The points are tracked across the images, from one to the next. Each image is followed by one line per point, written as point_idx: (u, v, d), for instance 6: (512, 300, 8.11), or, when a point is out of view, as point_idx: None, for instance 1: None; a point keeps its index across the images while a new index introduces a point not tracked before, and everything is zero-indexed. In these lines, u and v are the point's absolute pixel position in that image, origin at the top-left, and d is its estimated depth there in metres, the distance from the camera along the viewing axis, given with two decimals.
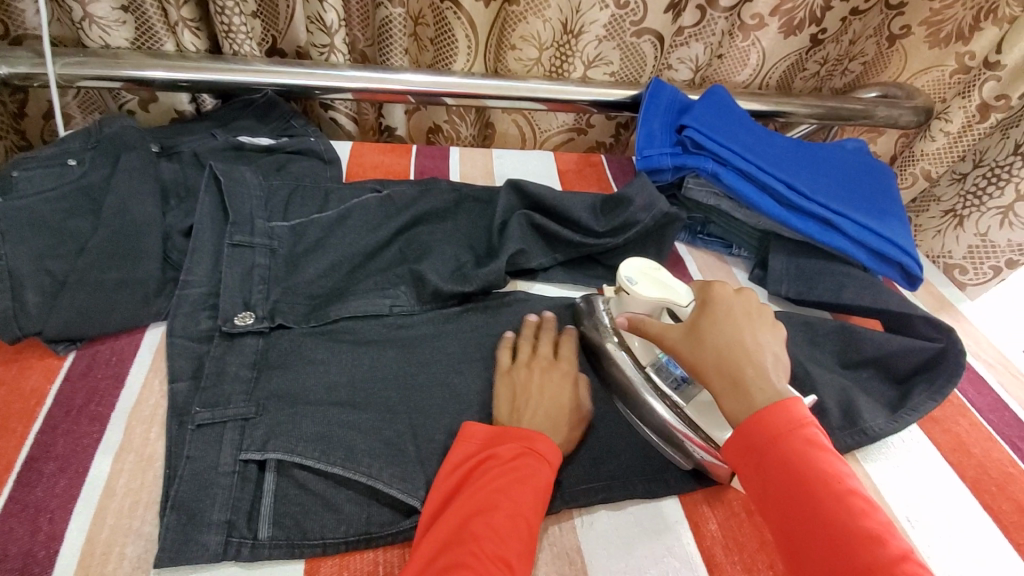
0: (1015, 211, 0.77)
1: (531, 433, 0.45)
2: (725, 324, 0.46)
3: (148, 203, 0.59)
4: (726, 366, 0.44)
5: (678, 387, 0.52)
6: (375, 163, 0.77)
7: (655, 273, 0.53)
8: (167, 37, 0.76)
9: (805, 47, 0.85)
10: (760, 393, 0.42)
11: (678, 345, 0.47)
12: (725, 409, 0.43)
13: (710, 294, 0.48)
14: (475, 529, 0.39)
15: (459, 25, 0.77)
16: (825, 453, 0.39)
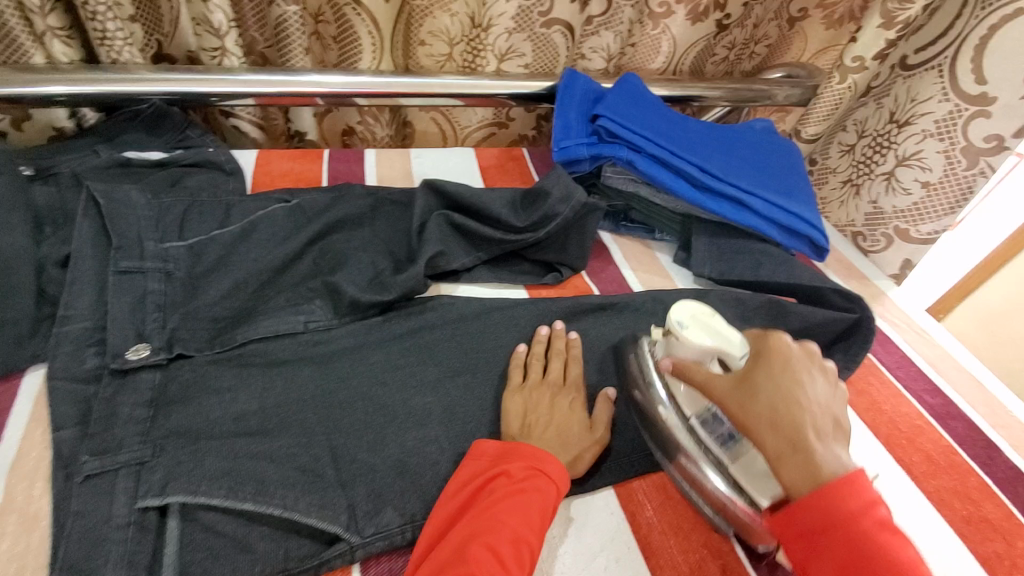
0: (897, 176, 0.79)
1: (542, 453, 0.44)
2: (783, 377, 0.43)
3: (17, 233, 0.52)
4: (781, 426, 0.41)
5: (724, 445, 0.47)
6: (284, 171, 0.73)
7: (709, 320, 0.49)
8: (34, 48, 0.69)
9: (712, 33, 0.87)
10: (824, 460, 0.39)
11: (729, 398, 0.44)
12: (780, 475, 0.40)
13: (768, 346, 0.45)
14: (475, 551, 0.38)
15: (360, 22, 0.74)
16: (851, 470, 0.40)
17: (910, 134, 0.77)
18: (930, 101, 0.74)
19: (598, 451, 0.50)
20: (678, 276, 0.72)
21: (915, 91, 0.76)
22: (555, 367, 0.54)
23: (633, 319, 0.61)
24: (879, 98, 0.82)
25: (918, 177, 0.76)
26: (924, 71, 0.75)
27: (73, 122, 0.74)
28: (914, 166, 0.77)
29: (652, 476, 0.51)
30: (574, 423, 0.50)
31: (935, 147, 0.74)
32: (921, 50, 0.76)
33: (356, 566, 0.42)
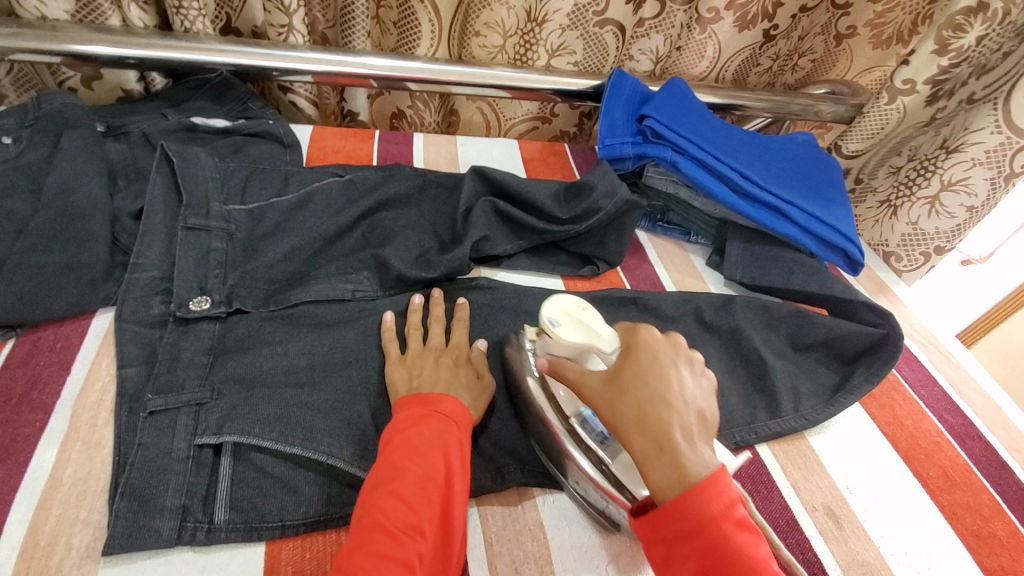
0: (942, 201, 0.80)
1: (435, 395, 0.46)
2: (651, 374, 0.42)
3: (95, 183, 0.56)
4: (648, 424, 0.39)
5: (603, 441, 0.46)
6: (337, 148, 0.76)
7: (579, 314, 0.48)
8: (112, 11, 0.72)
9: (759, 42, 0.88)
10: (690, 462, 0.37)
11: (599, 396, 0.43)
12: (649, 476, 0.38)
13: (637, 339, 0.44)
14: (381, 498, 0.39)
15: (422, 9, 0.76)
16: (752, 532, 0.36)
17: (957, 161, 0.77)
18: (982, 131, 0.74)
19: (489, 394, 0.50)
20: (710, 279, 0.73)
21: (970, 120, 0.77)
22: (437, 332, 0.54)
23: (663, 316, 0.63)
24: (936, 125, 0.83)
25: (963, 202, 0.78)
26: (982, 104, 0.76)
27: (140, 85, 0.78)
28: (959, 192, 0.78)
29: None
30: (461, 373, 0.50)
31: (982, 175, 0.76)
32: (986, 84, 0.77)
33: None
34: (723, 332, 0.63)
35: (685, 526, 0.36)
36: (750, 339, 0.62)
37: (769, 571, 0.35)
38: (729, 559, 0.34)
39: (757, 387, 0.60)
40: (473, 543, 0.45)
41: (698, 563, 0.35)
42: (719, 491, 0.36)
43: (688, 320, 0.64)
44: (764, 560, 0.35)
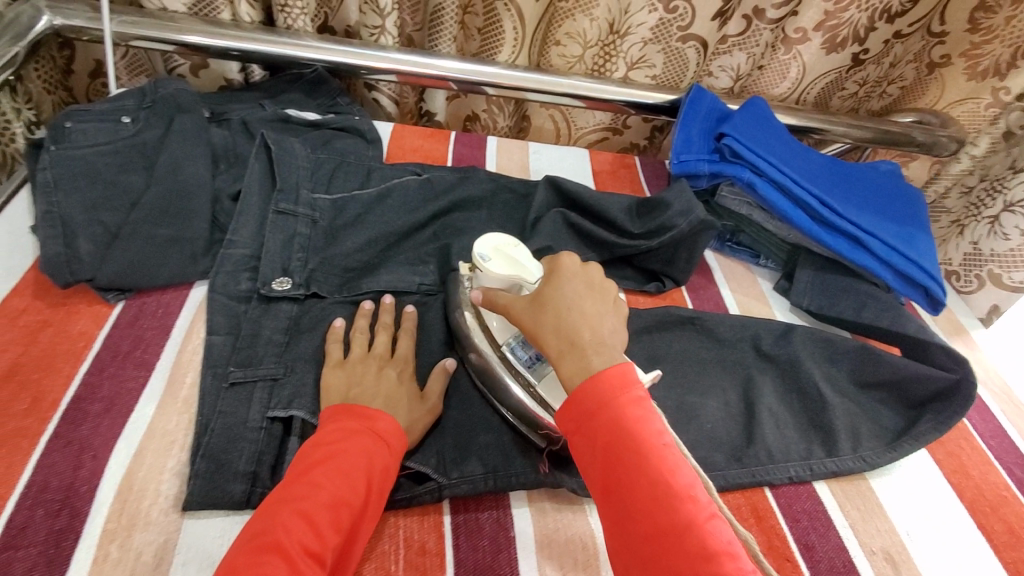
0: (1000, 221, 0.79)
1: (374, 412, 0.45)
2: (567, 288, 0.46)
3: (200, 165, 0.60)
4: (562, 327, 0.44)
5: (531, 367, 0.50)
6: (415, 147, 0.79)
7: (508, 250, 0.53)
8: (225, 6, 0.78)
9: (846, 66, 0.86)
10: (595, 356, 0.42)
11: (522, 312, 0.47)
12: (561, 370, 0.42)
13: (558, 265, 0.48)
14: (288, 515, 0.38)
15: (508, 16, 0.78)
16: (644, 408, 0.39)
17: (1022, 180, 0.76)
18: None
19: (429, 413, 0.49)
20: (775, 303, 0.70)
21: None
22: (402, 344, 0.53)
23: (720, 340, 0.61)
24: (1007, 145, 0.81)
25: (1019, 223, 0.76)
26: None
27: (240, 76, 0.83)
28: (1017, 213, 0.77)
29: (729, 496, 0.52)
30: (404, 391, 0.49)
31: None
32: None
33: (444, 508, 0.47)
34: (780, 363, 0.61)
35: (588, 409, 0.39)
36: (810, 373, 0.59)
37: (658, 441, 0.38)
38: (623, 436, 0.38)
39: (816, 423, 0.58)
40: (522, 538, 0.46)
41: (598, 442, 0.38)
42: (609, 377, 0.40)
43: (746, 346, 0.62)
44: (657, 440, 0.38)
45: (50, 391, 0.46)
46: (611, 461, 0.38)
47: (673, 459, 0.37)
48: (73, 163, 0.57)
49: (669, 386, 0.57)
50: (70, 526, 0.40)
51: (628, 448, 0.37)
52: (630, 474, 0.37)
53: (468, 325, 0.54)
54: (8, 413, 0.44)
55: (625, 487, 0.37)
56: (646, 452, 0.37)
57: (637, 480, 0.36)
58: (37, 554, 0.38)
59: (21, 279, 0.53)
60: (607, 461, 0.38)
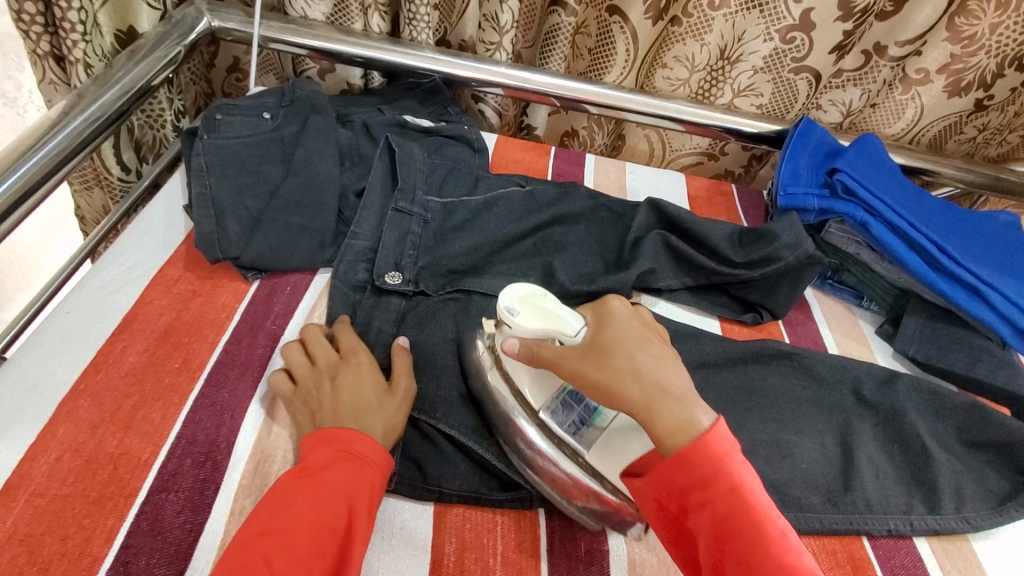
0: None
1: (346, 434, 0.44)
2: (631, 337, 0.43)
3: (330, 161, 0.65)
4: (645, 379, 0.40)
5: (576, 432, 0.48)
6: (517, 159, 0.82)
7: (539, 301, 0.48)
8: (358, 17, 0.84)
9: (967, 111, 0.82)
10: (691, 406, 0.39)
11: (582, 365, 0.43)
12: (658, 427, 0.39)
13: (608, 310, 0.46)
14: (267, 552, 0.38)
15: (622, 38, 0.80)
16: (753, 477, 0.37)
17: None
18: None
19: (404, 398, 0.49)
20: (877, 348, 0.68)
21: None
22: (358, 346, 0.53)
23: (819, 379, 0.60)
24: None
25: None
26: None
27: (361, 81, 0.90)
28: None
29: (824, 539, 0.51)
30: (369, 389, 0.48)
31: None
32: None
33: (540, 509, 0.49)
34: (882, 412, 0.58)
35: (694, 478, 0.37)
36: (914, 425, 0.57)
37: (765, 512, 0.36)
38: (739, 508, 0.36)
39: (918, 478, 0.55)
40: (614, 553, 0.47)
41: (711, 513, 0.36)
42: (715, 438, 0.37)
43: (845, 390, 0.60)
44: (768, 511, 0.36)
45: (199, 355, 0.52)
46: (727, 533, 0.36)
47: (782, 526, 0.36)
48: (222, 151, 0.63)
49: (762, 418, 0.56)
50: (212, 477, 0.45)
51: (744, 520, 0.36)
52: (747, 546, 0.35)
53: (491, 383, 0.52)
54: (164, 369, 0.50)
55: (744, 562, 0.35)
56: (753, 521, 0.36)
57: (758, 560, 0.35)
58: (184, 499, 0.43)
59: (175, 252, 0.60)
60: (720, 525, 0.36)
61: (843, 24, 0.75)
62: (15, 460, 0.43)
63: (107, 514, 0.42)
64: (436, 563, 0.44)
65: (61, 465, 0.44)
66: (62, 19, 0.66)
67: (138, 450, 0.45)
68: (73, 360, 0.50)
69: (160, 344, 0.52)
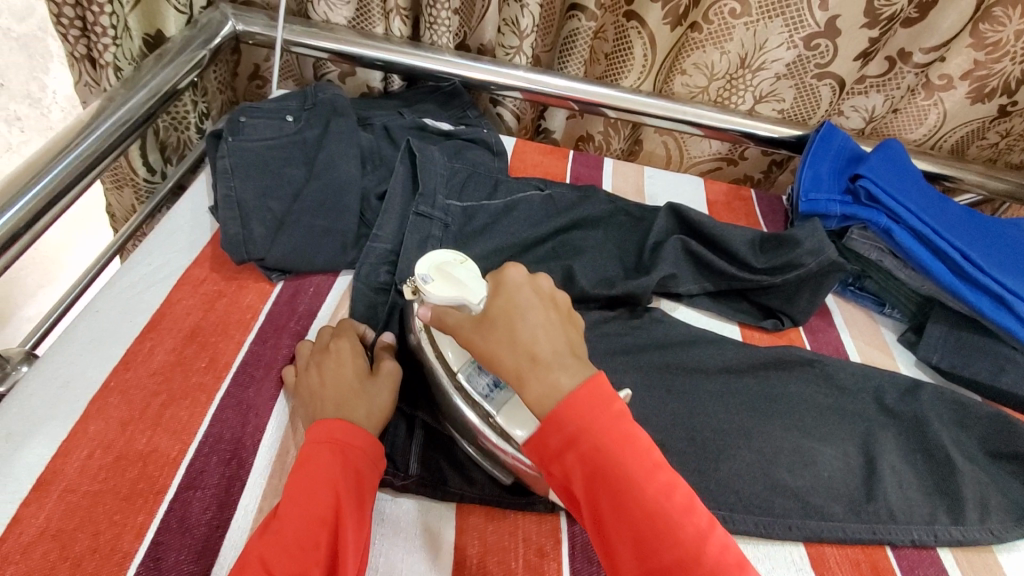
0: None
1: (326, 425, 0.45)
2: (518, 306, 0.43)
3: (352, 164, 0.66)
4: (519, 345, 0.41)
5: (489, 395, 0.45)
6: (536, 162, 0.82)
7: (450, 268, 0.47)
8: (380, 21, 0.84)
9: (990, 117, 0.81)
10: (558, 373, 0.39)
11: (474, 336, 0.43)
12: (527, 396, 0.39)
13: (503, 278, 0.44)
14: (262, 552, 0.38)
15: (640, 42, 0.80)
16: (629, 427, 0.37)
17: None
18: None
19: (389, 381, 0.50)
20: (900, 356, 0.67)
21: None
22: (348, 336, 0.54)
23: (841, 387, 0.60)
24: None
25: None
26: None
27: (381, 84, 0.90)
28: None
29: (846, 548, 0.51)
30: (355, 376, 0.50)
31: None
32: None
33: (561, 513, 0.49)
34: (906, 421, 0.58)
35: (564, 436, 0.37)
36: (938, 434, 0.56)
37: (641, 460, 0.37)
38: (607, 458, 0.36)
39: (942, 488, 0.54)
40: None
41: (582, 469, 0.36)
42: (591, 395, 0.38)
43: (867, 398, 0.59)
44: (645, 460, 0.37)
45: (225, 354, 0.53)
46: (601, 487, 0.36)
47: (666, 475, 0.37)
48: (247, 154, 0.64)
49: (784, 425, 0.56)
50: (238, 475, 0.45)
51: (619, 473, 0.36)
52: (619, 498, 0.36)
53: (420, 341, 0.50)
54: (192, 368, 0.51)
55: (624, 516, 0.35)
56: (627, 470, 0.36)
57: (633, 512, 0.35)
58: (211, 496, 0.44)
59: (201, 253, 0.61)
60: (593, 480, 0.36)
61: (868, 31, 0.74)
62: (49, 456, 0.44)
63: (137, 510, 0.43)
64: (459, 564, 0.45)
65: (92, 462, 0.45)
66: (95, 23, 0.68)
67: (166, 448, 0.46)
68: (104, 359, 0.50)
69: (187, 344, 0.53)
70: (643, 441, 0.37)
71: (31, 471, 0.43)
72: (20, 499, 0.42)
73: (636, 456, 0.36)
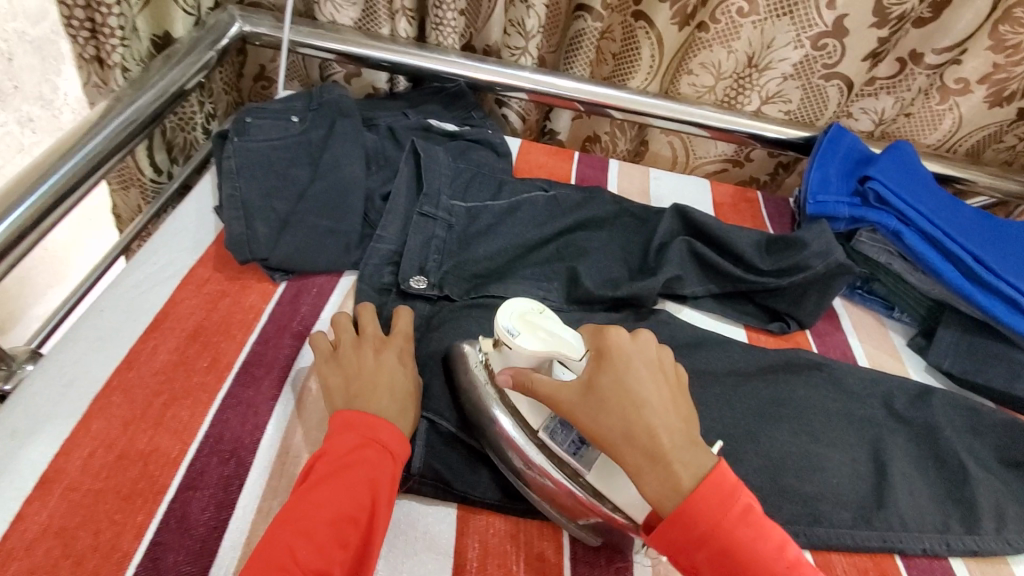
0: None
1: (373, 421, 0.45)
2: (628, 382, 0.41)
3: (357, 165, 0.66)
4: (636, 437, 0.40)
5: (576, 452, 0.45)
6: (541, 163, 0.82)
7: (536, 319, 0.45)
8: (386, 22, 0.84)
9: (1009, 120, 0.79)
10: (679, 466, 0.39)
11: (576, 409, 0.42)
12: (644, 488, 0.40)
13: (606, 344, 0.43)
14: (292, 539, 0.39)
15: (648, 42, 0.80)
16: (761, 522, 0.38)
17: None
18: None
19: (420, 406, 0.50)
20: (909, 362, 0.66)
21: None
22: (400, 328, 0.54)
23: (849, 391, 0.59)
24: None
25: None
26: None
27: (387, 85, 0.91)
28: None
29: (854, 556, 0.50)
30: (403, 373, 0.50)
31: None
32: None
33: (563, 517, 0.49)
34: (915, 427, 0.57)
35: (694, 538, 0.38)
36: (949, 442, 0.55)
37: (774, 548, 0.38)
38: (739, 554, 0.37)
39: (953, 496, 0.53)
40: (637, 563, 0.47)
41: (714, 567, 0.38)
42: (719, 489, 0.38)
43: (875, 403, 0.58)
44: (775, 545, 0.38)
45: (227, 354, 0.53)
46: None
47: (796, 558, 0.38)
48: (252, 154, 0.64)
49: (790, 428, 0.55)
50: (237, 474, 0.45)
51: (752, 567, 0.37)
52: None
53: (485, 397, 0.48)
54: (193, 368, 0.51)
55: None
56: (757, 559, 0.37)
57: None
58: (210, 496, 0.44)
59: (205, 253, 0.61)
60: (722, 568, 0.37)
61: (877, 31, 0.74)
62: (53, 453, 0.45)
63: (137, 510, 0.43)
64: (459, 566, 0.44)
65: (94, 461, 0.45)
66: (103, 25, 0.69)
67: (168, 448, 0.46)
68: (107, 357, 0.51)
69: (190, 343, 0.53)
70: (777, 531, 0.38)
71: (33, 469, 0.44)
72: (23, 496, 0.42)
73: (770, 547, 0.38)
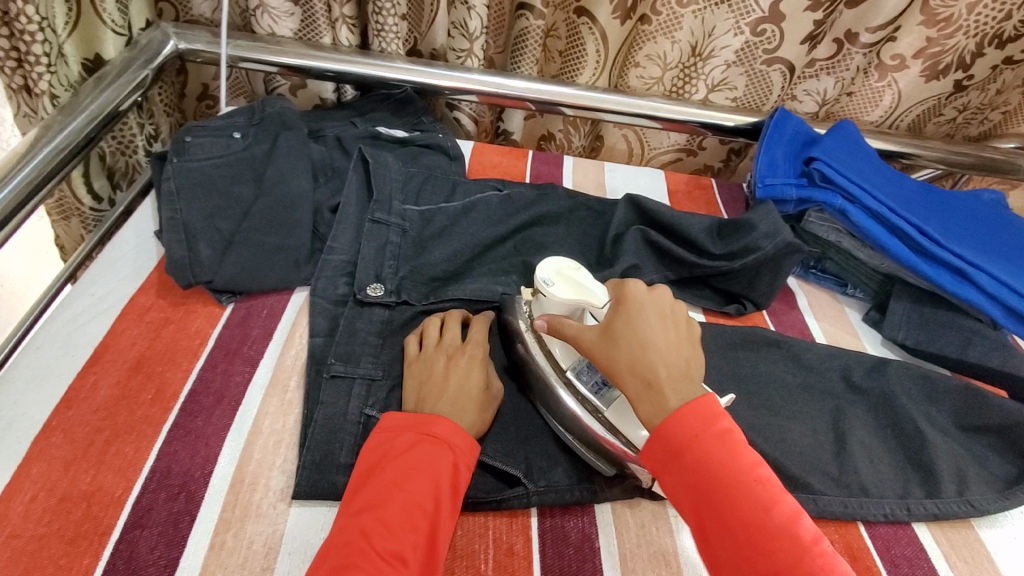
0: None
1: (429, 417, 0.45)
2: (637, 323, 0.44)
3: (303, 177, 0.64)
4: (637, 367, 0.42)
5: (599, 391, 0.49)
6: (494, 164, 0.81)
7: (570, 273, 0.51)
8: (326, 31, 0.83)
9: (946, 93, 0.82)
10: (673, 394, 0.40)
11: (593, 347, 0.45)
12: (640, 413, 0.41)
13: (623, 292, 0.46)
14: (365, 525, 0.39)
15: (592, 39, 0.80)
16: (739, 445, 0.38)
17: None
18: None
19: (495, 406, 0.51)
20: (865, 335, 0.67)
21: None
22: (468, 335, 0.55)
23: (808, 367, 0.59)
24: None
25: None
26: None
27: (334, 95, 0.89)
28: None
29: (823, 532, 0.50)
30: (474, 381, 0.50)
31: None
32: None
33: (533, 513, 0.48)
34: (874, 397, 0.58)
35: (671, 450, 0.39)
36: (907, 409, 0.56)
37: (752, 474, 0.37)
38: (716, 473, 0.37)
39: (914, 461, 0.54)
40: (609, 557, 0.46)
41: (686, 480, 0.38)
42: (698, 411, 0.39)
43: (835, 377, 0.59)
44: (755, 471, 0.37)
45: (172, 384, 0.51)
46: (706, 493, 0.37)
47: (776, 489, 0.37)
48: (192, 174, 0.62)
49: (752, 406, 0.55)
50: (187, 509, 0.43)
51: (725, 485, 0.37)
52: (729, 510, 0.37)
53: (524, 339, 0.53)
54: (136, 401, 0.49)
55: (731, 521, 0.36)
56: (735, 480, 0.37)
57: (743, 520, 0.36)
58: (159, 534, 0.42)
59: (147, 279, 0.59)
60: (697, 487, 0.37)
61: (812, 14, 0.75)
62: None
63: (81, 555, 0.41)
64: None
65: (35, 506, 0.42)
66: (27, 53, 0.66)
67: (111, 487, 0.44)
68: (43, 397, 0.48)
69: (133, 375, 0.51)
70: (756, 459, 0.38)
71: None
72: None
73: (748, 471, 0.37)
